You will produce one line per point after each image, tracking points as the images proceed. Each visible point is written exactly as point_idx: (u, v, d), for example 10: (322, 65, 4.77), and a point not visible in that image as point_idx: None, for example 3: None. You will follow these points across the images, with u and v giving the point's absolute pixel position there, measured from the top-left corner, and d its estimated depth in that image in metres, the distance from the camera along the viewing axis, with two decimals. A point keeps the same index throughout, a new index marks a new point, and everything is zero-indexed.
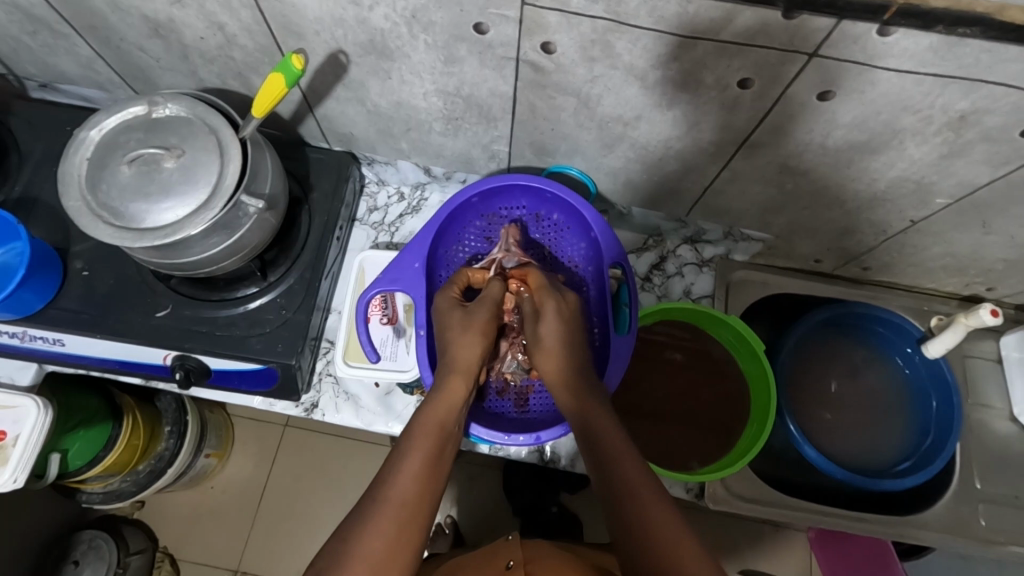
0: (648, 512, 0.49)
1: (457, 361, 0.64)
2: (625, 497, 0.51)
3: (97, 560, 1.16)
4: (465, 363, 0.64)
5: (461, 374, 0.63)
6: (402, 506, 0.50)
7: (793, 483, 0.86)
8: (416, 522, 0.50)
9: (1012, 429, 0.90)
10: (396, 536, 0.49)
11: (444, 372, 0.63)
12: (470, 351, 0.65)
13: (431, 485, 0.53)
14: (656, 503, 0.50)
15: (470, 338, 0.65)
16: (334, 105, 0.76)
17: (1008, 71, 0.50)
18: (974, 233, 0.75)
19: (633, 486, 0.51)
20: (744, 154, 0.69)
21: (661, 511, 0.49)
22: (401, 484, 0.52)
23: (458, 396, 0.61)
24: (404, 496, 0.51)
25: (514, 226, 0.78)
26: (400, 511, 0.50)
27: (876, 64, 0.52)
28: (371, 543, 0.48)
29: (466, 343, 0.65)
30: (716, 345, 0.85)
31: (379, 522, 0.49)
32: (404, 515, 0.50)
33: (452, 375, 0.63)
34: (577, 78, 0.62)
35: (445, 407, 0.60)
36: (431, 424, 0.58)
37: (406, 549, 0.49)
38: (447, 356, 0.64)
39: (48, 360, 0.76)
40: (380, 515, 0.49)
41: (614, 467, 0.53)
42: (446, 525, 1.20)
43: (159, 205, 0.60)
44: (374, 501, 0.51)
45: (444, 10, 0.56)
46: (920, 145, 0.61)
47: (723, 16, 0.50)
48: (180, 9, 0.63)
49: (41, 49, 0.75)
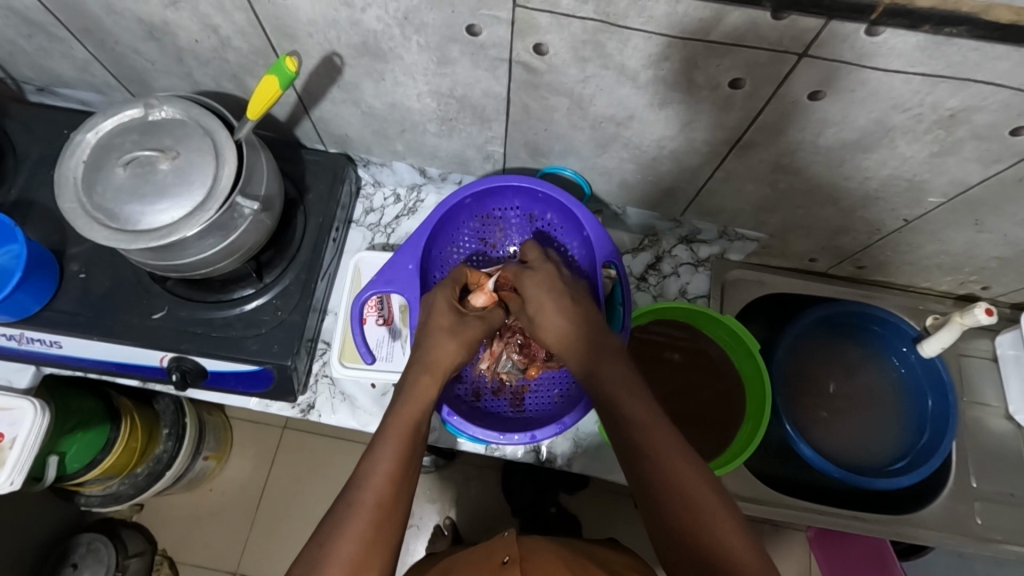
0: (679, 481, 0.52)
1: (432, 361, 0.64)
2: (655, 469, 0.53)
3: (95, 562, 1.16)
4: (439, 361, 0.64)
5: (432, 373, 0.63)
6: (376, 508, 0.51)
7: (790, 482, 0.86)
8: (392, 523, 0.51)
9: (1008, 427, 0.90)
10: (371, 537, 0.49)
11: (415, 369, 0.63)
12: (451, 356, 0.65)
13: (404, 483, 0.54)
14: (686, 474, 0.52)
15: (454, 346, 0.66)
16: (329, 107, 0.76)
17: (996, 69, 0.50)
18: (967, 231, 0.75)
19: (663, 459, 0.53)
20: (737, 153, 0.69)
21: (690, 483, 0.52)
22: (375, 486, 0.52)
23: (431, 394, 0.62)
24: (378, 498, 0.52)
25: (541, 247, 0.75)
26: (375, 511, 0.51)
27: (866, 63, 0.52)
28: (348, 549, 0.48)
29: (442, 344, 0.65)
30: (712, 344, 0.85)
31: (354, 526, 0.50)
32: (378, 515, 0.51)
33: (423, 373, 0.63)
34: (570, 78, 0.62)
35: (419, 403, 0.60)
36: (404, 422, 0.58)
37: (382, 551, 0.50)
38: (422, 356, 0.64)
39: (45, 361, 0.76)
40: (356, 519, 0.50)
41: (644, 439, 0.55)
42: (446, 526, 1.24)
43: (154, 206, 0.60)
44: (349, 504, 0.51)
45: (436, 12, 0.56)
46: (911, 143, 0.62)
47: (713, 16, 0.50)
48: (175, 12, 0.63)
49: (37, 52, 0.76)
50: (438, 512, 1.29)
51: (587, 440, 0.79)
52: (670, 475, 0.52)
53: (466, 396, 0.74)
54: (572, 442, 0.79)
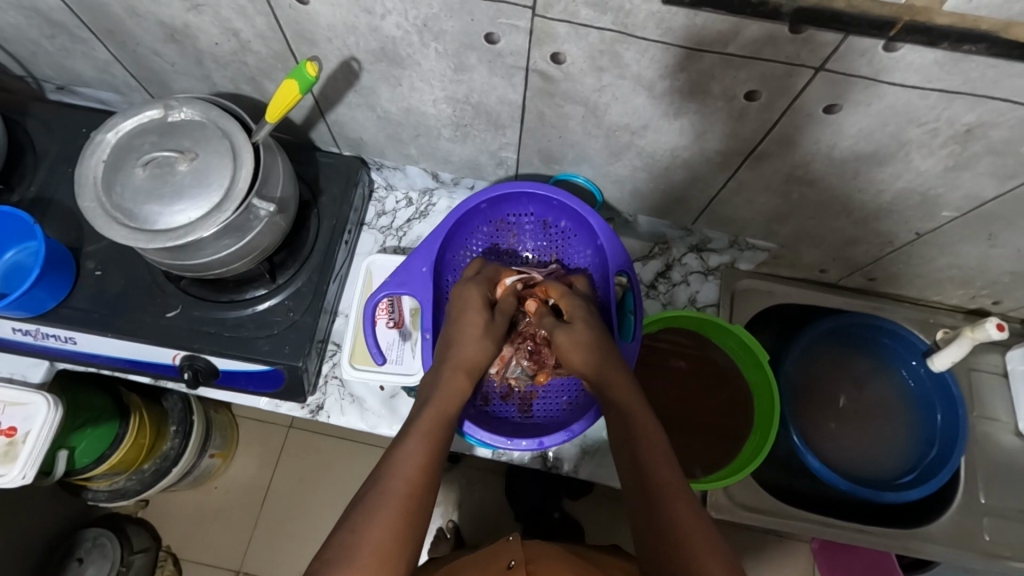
0: (684, 528, 0.51)
1: (462, 359, 0.66)
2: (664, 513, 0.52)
3: (101, 557, 1.18)
4: (469, 360, 0.66)
5: (464, 370, 0.65)
6: (405, 497, 0.51)
7: (797, 493, 0.86)
8: (419, 514, 0.51)
9: (1017, 443, 0.89)
10: (399, 527, 0.50)
11: (446, 365, 0.65)
12: (478, 352, 0.67)
13: (432, 475, 0.54)
14: (694, 524, 0.51)
15: (482, 342, 0.68)
16: (345, 111, 0.77)
17: (1014, 86, 0.50)
18: (980, 245, 0.75)
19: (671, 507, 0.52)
20: (750, 164, 0.69)
21: (698, 533, 0.51)
22: (405, 476, 0.53)
23: (460, 391, 0.63)
24: (408, 488, 0.52)
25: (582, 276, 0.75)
26: (405, 501, 0.51)
27: (882, 77, 0.52)
28: (378, 535, 0.49)
29: (474, 343, 0.67)
30: (721, 354, 0.85)
31: (384, 514, 0.50)
32: (408, 504, 0.51)
33: (453, 368, 0.64)
34: (585, 87, 0.62)
35: (448, 401, 0.61)
36: (432, 418, 0.59)
37: (410, 541, 0.50)
38: (453, 351, 0.66)
39: (59, 357, 0.77)
40: (386, 508, 0.50)
41: (656, 484, 0.54)
42: (448, 530, 1.23)
43: (173, 207, 0.61)
44: (380, 493, 0.51)
45: (455, 20, 0.56)
46: (926, 157, 0.62)
47: (731, 29, 0.51)
48: (197, 15, 0.64)
49: (59, 52, 0.77)
50: (441, 515, 1.29)
51: (594, 446, 0.79)
52: (678, 524, 0.51)
53: (474, 400, 0.74)
54: (579, 448, 0.79)
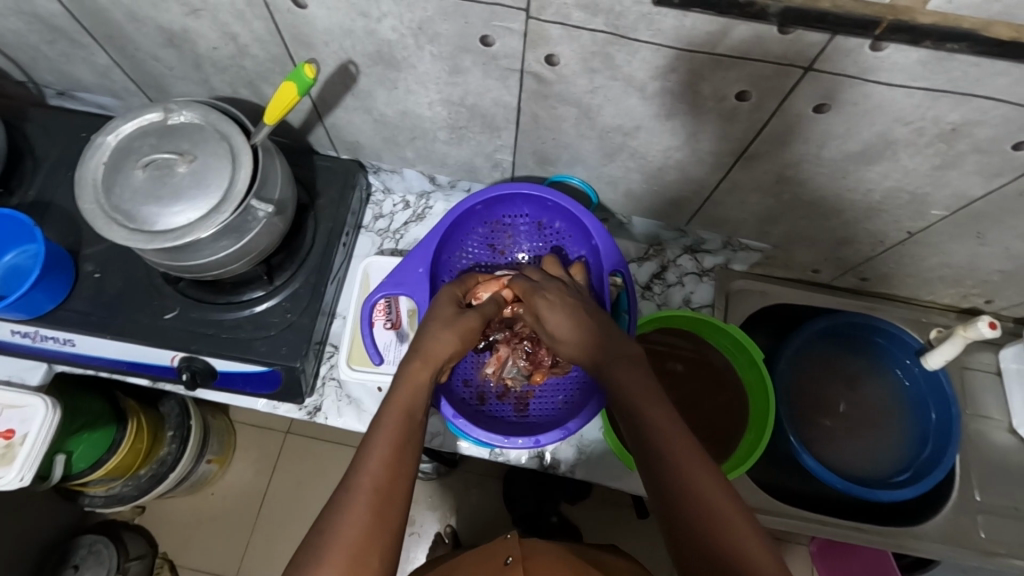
0: (682, 458, 0.52)
1: (428, 350, 0.62)
2: (661, 455, 0.52)
3: (97, 564, 1.16)
4: (436, 353, 0.62)
5: (424, 360, 0.61)
6: (374, 492, 0.50)
7: (794, 492, 0.87)
8: (391, 504, 0.50)
9: (1011, 441, 0.90)
10: (371, 521, 0.49)
11: (407, 356, 0.61)
12: (448, 346, 0.63)
13: (402, 470, 0.53)
14: (696, 461, 0.51)
15: (450, 335, 0.63)
16: (342, 114, 0.78)
17: (996, 85, 0.52)
18: (970, 244, 0.76)
19: (670, 448, 0.52)
20: (742, 164, 0.70)
21: (696, 466, 0.51)
22: (371, 471, 0.51)
23: (423, 382, 0.59)
24: (375, 482, 0.51)
25: (582, 265, 0.75)
26: (372, 496, 0.50)
27: (869, 77, 0.53)
28: (349, 532, 0.48)
29: (441, 336, 0.63)
30: (716, 353, 0.85)
31: (354, 510, 0.49)
32: (377, 499, 0.50)
33: (414, 361, 0.60)
34: (578, 88, 0.63)
35: (409, 391, 0.58)
36: (396, 408, 0.56)
37: (383, 535, 0.49)
38: (417, 345, 0.62)
39: (57, 360, 0.77)
40: (354, 504, 0.49)
41: (648, 422, 0.54)
42: (446, 535, 1.24)
43: (171, 208, 0.61)
44: (347, 490, 0.50)
45: (450, 23, 0.58)
46: (914, 156, 0.63)
47: (720, 30, 0.52)
48: (195, 20, 0.65)
49: (60, 58, 0.78)
50: (439, 520, 1.29)
51: (591, 447, 0.80)
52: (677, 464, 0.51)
53: (470, 400, 0.75)
54: (576, 449, 0.79)
